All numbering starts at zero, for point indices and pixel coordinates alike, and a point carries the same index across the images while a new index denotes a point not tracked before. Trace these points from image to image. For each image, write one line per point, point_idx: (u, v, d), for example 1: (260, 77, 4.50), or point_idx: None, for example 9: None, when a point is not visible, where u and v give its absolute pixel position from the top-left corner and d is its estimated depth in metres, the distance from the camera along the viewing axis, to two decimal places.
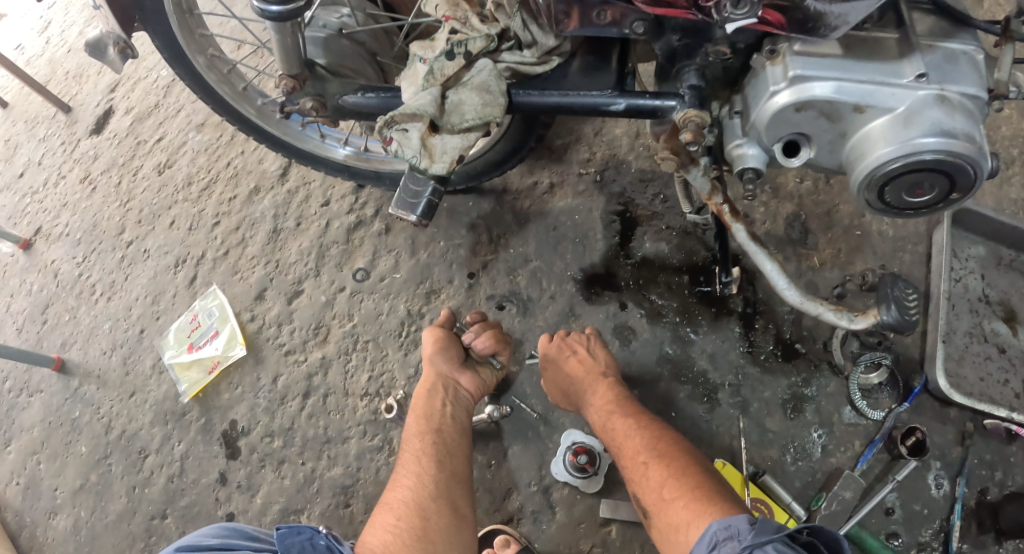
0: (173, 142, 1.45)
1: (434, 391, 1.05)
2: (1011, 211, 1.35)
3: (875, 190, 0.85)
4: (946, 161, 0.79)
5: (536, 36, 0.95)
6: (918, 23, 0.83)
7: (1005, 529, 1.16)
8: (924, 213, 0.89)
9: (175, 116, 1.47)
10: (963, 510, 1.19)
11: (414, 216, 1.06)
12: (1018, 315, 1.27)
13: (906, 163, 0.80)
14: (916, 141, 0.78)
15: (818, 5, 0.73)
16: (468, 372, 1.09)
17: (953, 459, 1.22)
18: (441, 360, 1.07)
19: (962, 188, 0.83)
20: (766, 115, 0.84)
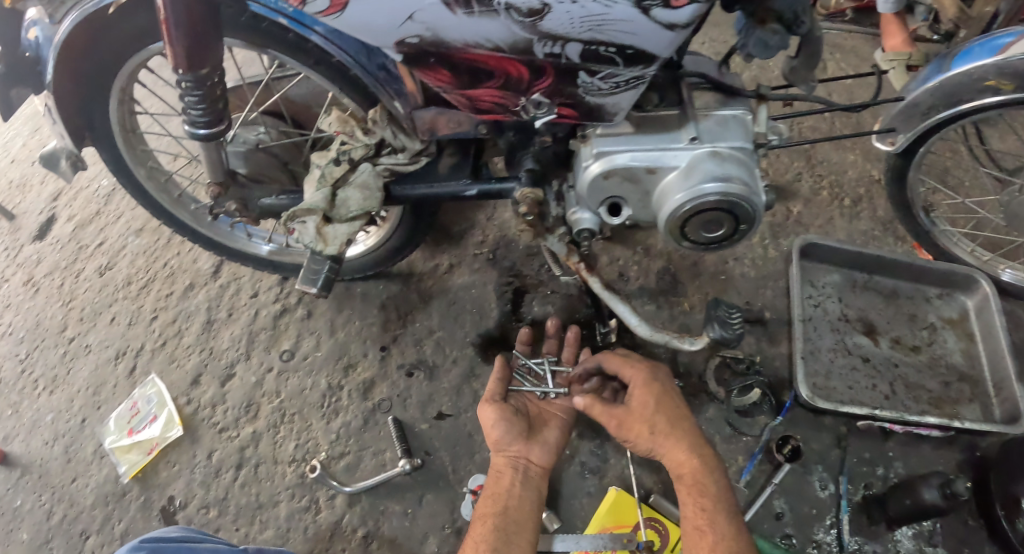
0: (113, 246, 1.60)
1: (503, 470, 1.08)
2: (862, 240, 1.51)
3: (676, 228, 1.03)
4: (724, 200, 0.98)
5: (404, 142, 1.15)
6: (697, 98, 1.03)
7: (894, 517, 1.27)
8: (724, 244, 1.08)
9: (115, 223, 1.63)
10: (850, 506, 1.32)
11: (314, 289, 1.24)
12: (876, 327, 1.44)
13: (695, 205, 0.99)
14: (698, 187, 0.97)
15: (595, 100, 0.95)
16: (536, 444, 1.11)
17: (833, 460, 1.35)
18: (507, 437, 1.09)
19: (747, 220, 1.01)
20: (584, 184, 1.03)
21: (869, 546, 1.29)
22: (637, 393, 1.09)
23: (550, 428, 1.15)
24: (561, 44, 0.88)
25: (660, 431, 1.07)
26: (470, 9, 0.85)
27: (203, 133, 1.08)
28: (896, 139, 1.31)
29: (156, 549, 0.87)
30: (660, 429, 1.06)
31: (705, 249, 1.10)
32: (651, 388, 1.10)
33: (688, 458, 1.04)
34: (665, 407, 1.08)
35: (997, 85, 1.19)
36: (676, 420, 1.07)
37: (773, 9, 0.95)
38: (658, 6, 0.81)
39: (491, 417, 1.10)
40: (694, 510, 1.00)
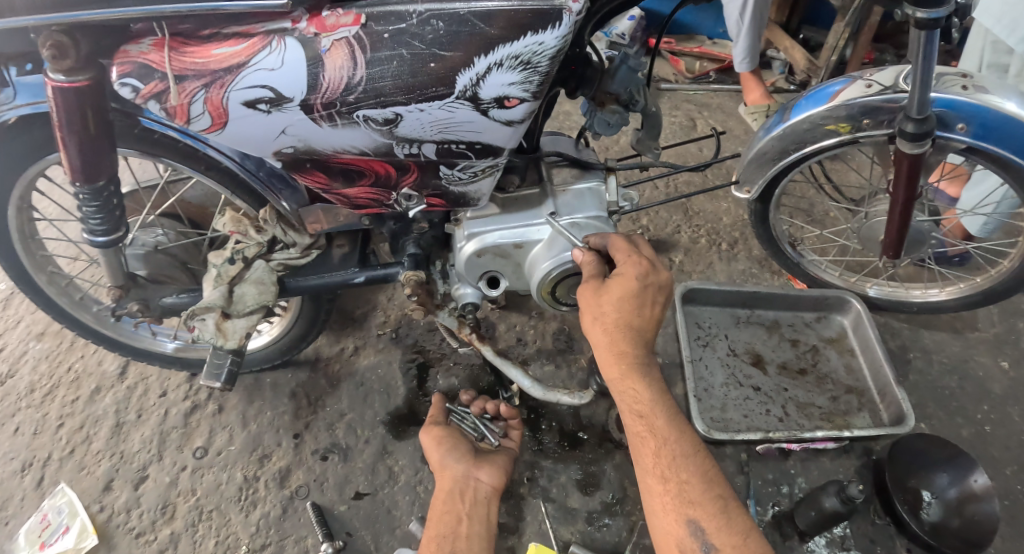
0: (11, 354, 1.58)
1: (453, 487, 1.19)
2: (741, 279, 1.67)
3: (547, 292, 1.12)
4: None
5: (294, 238, 1.18)
6: (556, 175, 1.11)
7: (805, 530, 1.32)
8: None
9: (13, 328, 1.62)
10: (762, 525, 1.36)
11: (216, 385, 1.16)
12: (763, 357, 1.56)
13: (561, 272, 1.07)
14: (563, 256, 1.06)
15: (458, 189, 1.01)
16: (484, 466, 1.22)
17: (740, 486, 1.41)
18: (451, 458, 1.22)
19: None
20: (460, 263, 1.10)
21: None
22: (630, 264, 0.98)
23: (497, 454, 1.27)
24: (417, 145, 0.93)
25: (645, 327, 0.99)
26: (334, 122, 0.89)
27: (101, 242, 0.95)
28: (751, 186, 1.44)
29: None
30: (642, 322, 0.99)
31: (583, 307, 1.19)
32: (646, 272, 0.99)
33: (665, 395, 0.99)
34: (656, 307, 1.00)
35: (835, 127, 1.30)
36: (656, 315, 1.00)
37: (611, 92, 1.04)
38: (494, 106, 0.88)
39: (438, 446, 1.24)
40: (669, 433, 0.97)
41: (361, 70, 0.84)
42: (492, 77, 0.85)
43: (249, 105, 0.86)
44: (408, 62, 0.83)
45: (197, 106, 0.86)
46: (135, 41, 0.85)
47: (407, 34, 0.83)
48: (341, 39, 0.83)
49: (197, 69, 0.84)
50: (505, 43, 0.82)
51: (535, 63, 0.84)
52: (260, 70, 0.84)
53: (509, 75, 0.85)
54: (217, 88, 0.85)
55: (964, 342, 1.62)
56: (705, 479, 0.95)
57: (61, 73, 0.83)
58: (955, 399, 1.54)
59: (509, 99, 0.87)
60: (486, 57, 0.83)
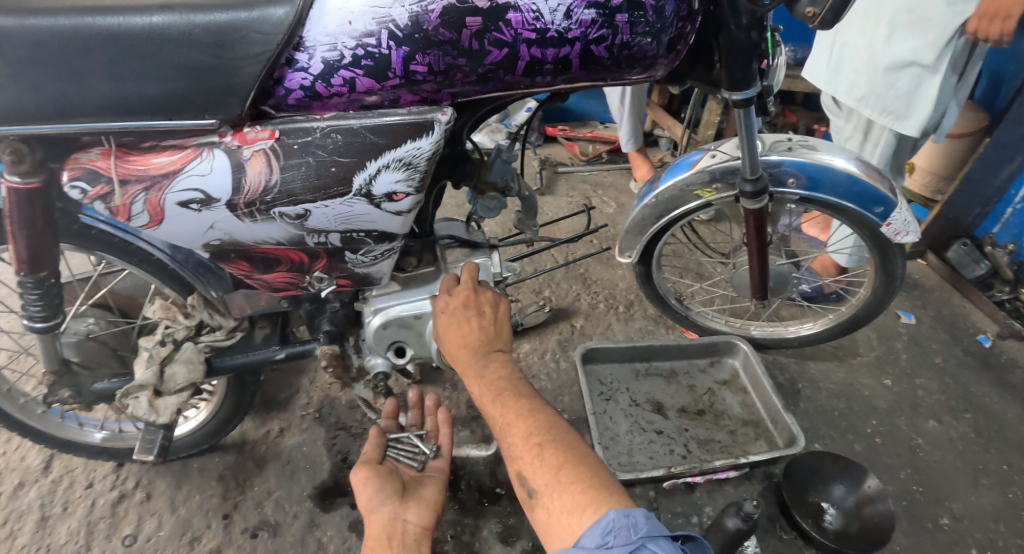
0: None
1: (381, 535, 1.08)
2: (638, 336, 1.85)
3: None
4: None
5: (220, 321, 1.28)
6: (449, 255, 1.28)
7: None
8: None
9: None
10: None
11: (149, 457, 1.29)
12: (663, 404, 1.71)
13: None
14: None
15: (361, 270, 1.15)
16: (412, 505, 1.14)
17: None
18: (380, 499, 1.12)
19: None
20: (368, 335, 1.23)
21: None
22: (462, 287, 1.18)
23: (426, 489, 1.20)
24: (325, 235, 1.07)
25: (476, 330, 1.15)
26: (255, 218, 1.03)
27: (39, 327, 1.12)
28: (631, 251, 1.63)
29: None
30: (471, 328, 1.15)
31: None
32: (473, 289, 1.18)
33: (498, 377, 1.12)
34: (484, 312, 1.17)
35: (699, 192, 1.52)
36: (488, 319, 1.17)
37: (489, 182, 1.23)
38: (386, 200, 1.03)
39: (360, 483, 1.13)
40: (503, 405, 1.09)
41: (276, 174, 0.99)
42: (382, 176, 1.01)
43: (182, 204, 1.01)
44: (314, 167, 0.99)
45: (138, 206, 1.00)
46: (85, 150, 0.99)
47: (313, 145, 0.98)
48: (260, 150, 0.98)
49: (139, 175, 0.98)
50: (392, 149, 0.99)
51: (416, 163, 1.01)
52: (193, 175, 0.98)
53: (396, 174, 1.01)
54: (156, 190, 0.99)
55: (848, 367, 1.84)
56: (528, 431, 1.04)
57: (17, 176, 0.98)
58: (845, 418, 1.72)
59: (397, 194, 1.03)
60: (377, 160, 0.99)
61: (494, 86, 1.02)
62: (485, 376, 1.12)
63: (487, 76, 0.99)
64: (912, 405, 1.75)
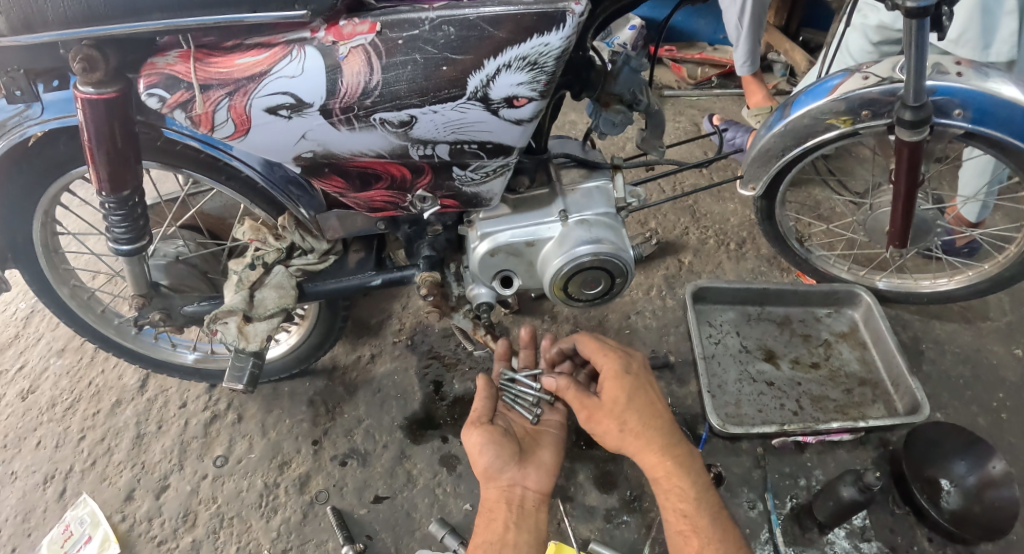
0: (35, 369, 1.64)
1: (498, 503, 1.02)
2: (751, 276, 1.67)
3: (560, 289, 1.13)
4: (598, 259, 1.09)
5: (312, 244, 1.19)
6: (565, 175, 1.15)
7: (824, 522, 1.31)
8: (608, 298, 1.19)
9: (35, 345, 1.68)
10: (781, 519, 1.34)
11: (241, 387, 1.17)
12: (775, 352, 1.56)
13: (572, 265, 1.09)
14: (576, 250, 1.08)
15: (471, 189, 1.04)
16: (530, 469, 1.06)
17: (756, 480, 1.39)
18: (499, 462, 1.03)
19: (619, 273, 1.12)
20: (474, 262, 1.13)
21: None
22: (608, 387, 1.07)
23: (541, 451, 1.12)
24: (431, 146, 0.94)
25: (632, 431, 1.06)
26: (352, 126, 0.91)
27: (126, 249, 1.02)
28: (755, 184, 1.47)
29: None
30: (630, 428, 1.06)
31: (593, 306, 1.21)
32: (626, 384, 1.07)
33: (660, 459, 1.05)
34: (637, 401, 1.07)
35: (835, 121, 1.33)
36: (646, 416, 1.07)
37: (614, 93, 1.08)
38: (503, 106, 0.89)
39: (476, 441, 1.04)
40: (670, 498, 1.04)
41: (377, 74, 0.87)
42: (501, 78, 0.86)
43: (270, 111, 0.90)
44: (422, 66, 0.86)
45: (222, 114, 0.90)
46: (163, 55, 0.90)
47: (420, 40, 0.85)
48: (358, 46, 0.86)
49: (221, 78, 0.88)
50: (513, 45, 0.84)
51: (542, 63, 0.85)
52: (281, 77, 0.87)
53: (518, 75, 0.86)
54: (241, 95, 0.88)
55: (976, 331, 1.54)
56: (700, 541, 0.99)
57: (91, 87, 0.89)
58: (970, 388, 1.47)
59: (518, 99, 0.88)
60: (497, 58, 0.85)
61: None
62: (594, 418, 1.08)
63: None
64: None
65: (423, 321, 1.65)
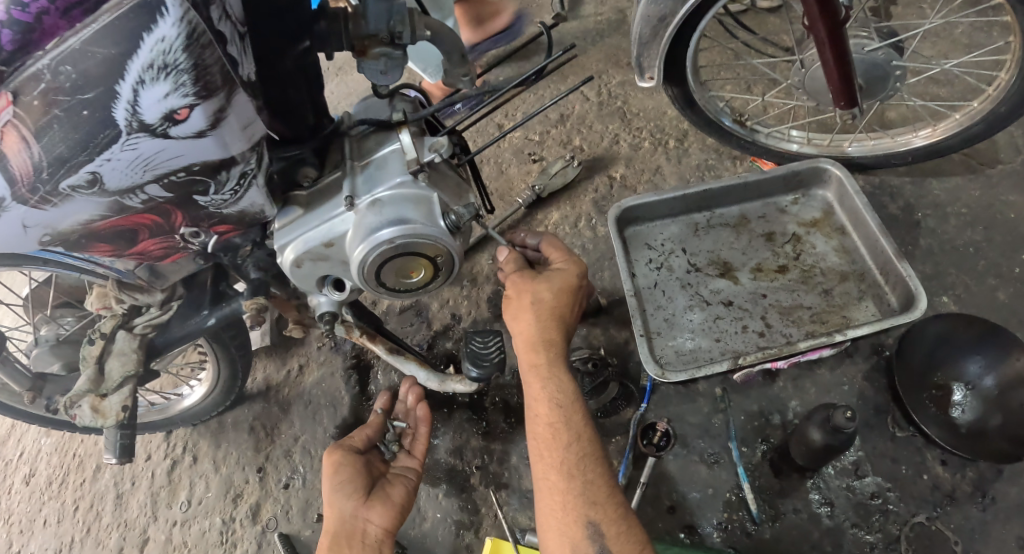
0: (25, 450, 1.71)
1: (338, 535, 0.92)
2: (697, 178, 1.40)
3: (378, 283, 0.95)
4: (398, 244, 0.89)
5: (147, 300, 1.12)
6: (363, 149, 0.97)
7: (804, 466, 1.10)
8: (450, 279, 1.00)
9: (23, 428, 1.74)
10: (753, 468, 1.14)
11: (115, 460, 1.14)
12: (732, 265, 1.30)
13: (373, 255, 0.90)
14: (372, 237, 0.89)
15: (230, 209, 0.90)
16: (376, 503, 0.96)
17: (719, 427, 1.18)
18: (343, 498, 0.95)
19: (436, 252, 0.93)
20: (289, 276, 0.99)
21: (788, 506, 1.11)
22: (556, 270, 0.91)
23: (394, 488, 1.01)
24: (141, 191, 0.81)
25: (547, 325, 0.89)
26: (53, 203, 0.79)
27: None
28: (652, 73, 1.16)
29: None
30: (524, 318, 0.90)
31: (433, 289, 1.03)
32: (558, 279, 0.90)
33: (538, 360, 0.89)
34: (564, 299, 0.90)
35: None
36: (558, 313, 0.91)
37: (370, 36, 0.86)
38: (169, 125, 0.74)
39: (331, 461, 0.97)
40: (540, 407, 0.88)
41: (35, 145, 0.72)
42: (144, 97, 0.71)
43: None
44: (66, 121, 0.71)
45: None
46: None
47: (51, 93, 0.69)
48: (9, 123, 0.71)
49: None
50: (131, 57, 0.68)
51: (173, 62, 0.69)
52: None
53: (159, 87, 0.71)
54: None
55: (983, 183, 1.23)
56: (568, 440, 0.85)
57: None
58: (982, 257, 1.17)
59: (178, 111, 0.73)
60: (124, 80, 0.70)
61: None
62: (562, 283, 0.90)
63: None
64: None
65: None
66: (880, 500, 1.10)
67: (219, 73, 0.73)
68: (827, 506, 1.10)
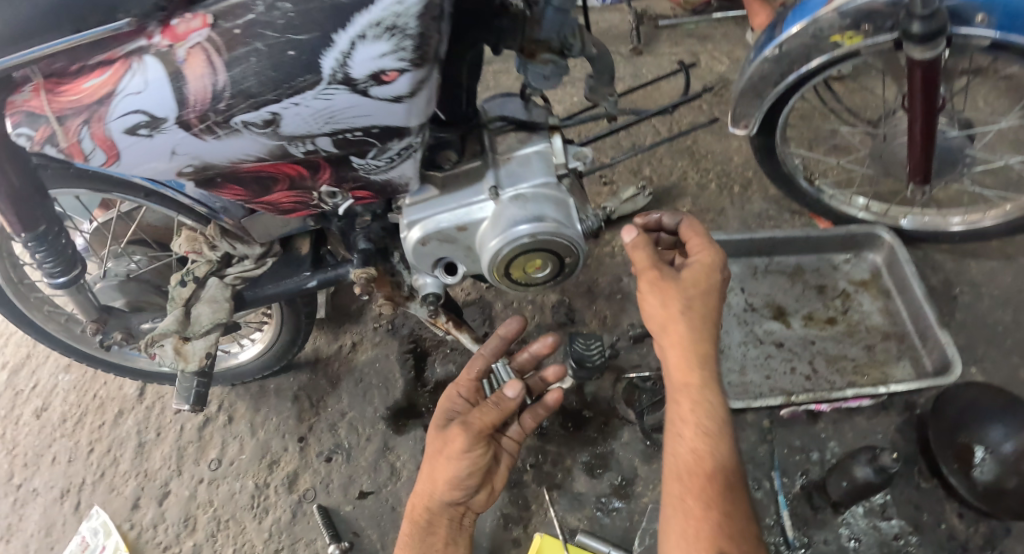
0: (44, 385, 1.69)
1: (446, 509, 1.01)
2: (757, 224, 1.50)
3: (502, 274, 1.01)
4: (537, 241, 0.96)
5: (244, 251, 1.12)
6: (500, 143, 1.02)
7: (838, 501, 1.19)
8: (564, 278, 1.06)
9: (44, 361, 1.72)
10: (791, 499, 1.22)
11: (187, 407, 1.13)
12: (785, 309, 1.40)
13: (509, 249, 0.96)
14: (510, 232, 0.95)
15: (379, 177, 0.91)
16: (483, 488, 1.05)
17: (763, 457, 1.27)
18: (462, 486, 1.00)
19: (567, 252, 0.99)
20: (408, 252, 1.02)
21: (820, 539, 1.19)
22: (692, 270, 0.95)
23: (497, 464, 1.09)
24: (311, 141, 0.80)
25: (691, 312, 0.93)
26: (217, 134, 0.78)
27: (61, 282, 1.02)
28: (748, 122, 1.28)
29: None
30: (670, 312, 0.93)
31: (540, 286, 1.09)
32: (710, 277, 0.94)
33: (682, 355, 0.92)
34: (711, 298, 0.94)
35: (838, 38, 1.10)
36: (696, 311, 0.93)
37: (541, 41, 0.92)
38: (373, 84, 0.73)
39: (468, 457, 0.97)
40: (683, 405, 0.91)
41: (221, 73, 0.72)
42: (359, 52, 0.71)
43: (129, 133, 0.78)
44: (266, 56, 0.71)
45: (88, 143, 0.80)
46: (18, 89, 0.79)
47: (258, 25, 0.70)
48: (196, 46, 0.72)
49: (75, 106, 0.77)
50: (362, 11, 0.69)
51: (402, 25, 0.70)
52: (128, 95, 0.75)
53: (378, 46, 0.71)
54: (96, 120, 0.78)
55: (1018, 270, 1.32)
56: (708, 432, 0.88)
57: None
58: (1011, 336, 1.27)
59: (387, 73, 0.73)
60: (346, 30, 0.70)
61: None
62: (700, 283, 0.94)
63: None
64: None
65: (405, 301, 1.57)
66: (901, 542, 1.17)
67: (435, 45, 0.73)
68: (853, 540, 1.18)
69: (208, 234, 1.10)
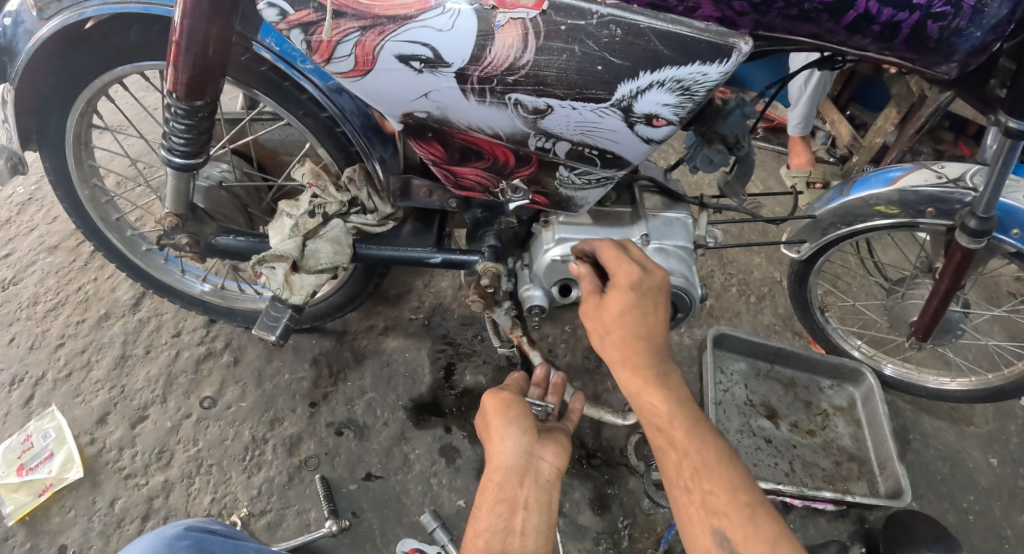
0: (22, 261, 1.54)
1: (515, 465, 0.96)
2: (764, 333, 1.71)
3: None
4: (667, 290, 1.09)
5: (376, 205, 1.16)
6: (646, 200, 1.14)
7: None
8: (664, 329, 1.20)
9: (27, 236, 1.58)
10: None
11: (270, 337, 1.15)
12: (777, 412, 1.59)
13: None
14: None
15: (568, 192, 1.03)
16: (548, 443, 1.00)
17: None
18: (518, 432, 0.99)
19: (684, 308, 1.13)
20: (542, 265, 1.11)
21: None
22: (616, 290, 0.93)
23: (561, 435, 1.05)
24: (553, 141, 0.93)
25: (614, 343, 0.92)
26: (483, 98, 0.88)
27: (176, 162, 1.01)
28: (800, 247, 1.50)
29: (203, 541, 0.83)
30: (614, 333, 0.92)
31: None
32: (631, 300, 0.92)
33: (637, 373, 0.90)
34: (638, 318, 0.92)
35: (880, 208, 1.37)
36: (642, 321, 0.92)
37: (719, 132, 1.08)
38: (642, 122, 0.89)
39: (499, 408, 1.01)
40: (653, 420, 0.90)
41: (529, 55, 0.83)
42: (650, 94, 0.86)
43: (401, 58, 0.85)
44: (577, 59, 0.83)
45: (348, 46, 0.85)
46: None
47: (584, 32, 0.81)
48: (517, 19, 0.82)
49: (358, 10, 0.82)
50: (674, 66, 0.83)
51: (694, 91, 0.85)
52: (426, 27, 0.82)
53: (666, 96, 0.86)
54: (375, 33, 0.83)
55: (959, 432, 1.64)
56: (673, 437, 0.87)
57: None
58: (946, 484, 1.56)
59: (658, 118, 0.89)
60: (652, 73, 0.84)
61: (807, 29, 0.87)
62: (642, 294, 0.93)
63: (808, 15, 0.85)
64: (1012, 493, 1.55)
65: (443, 303, 1.60)
66: None
67: (699, 108, 0.89)
68: None
69: (345, 176, 1.14)
